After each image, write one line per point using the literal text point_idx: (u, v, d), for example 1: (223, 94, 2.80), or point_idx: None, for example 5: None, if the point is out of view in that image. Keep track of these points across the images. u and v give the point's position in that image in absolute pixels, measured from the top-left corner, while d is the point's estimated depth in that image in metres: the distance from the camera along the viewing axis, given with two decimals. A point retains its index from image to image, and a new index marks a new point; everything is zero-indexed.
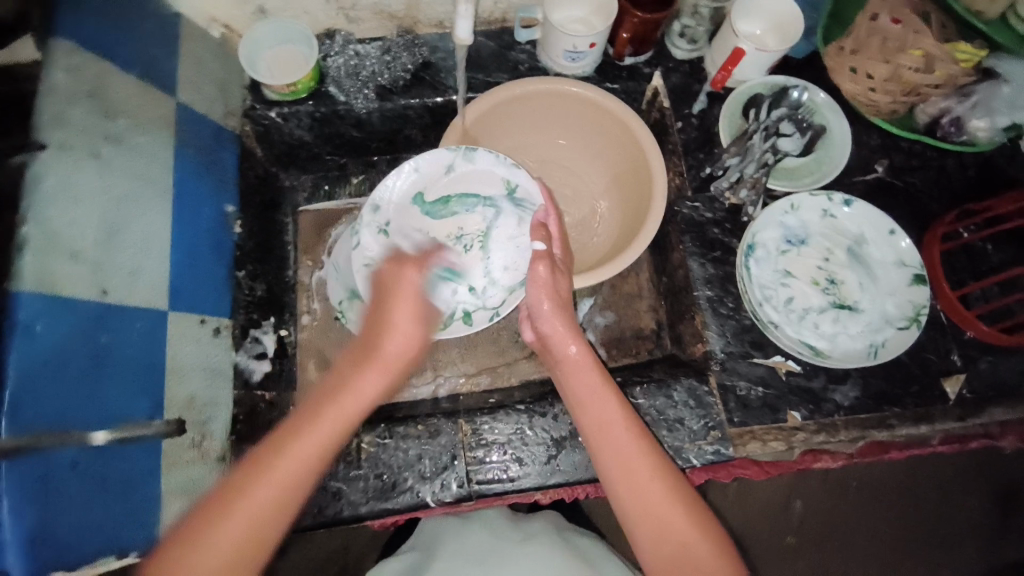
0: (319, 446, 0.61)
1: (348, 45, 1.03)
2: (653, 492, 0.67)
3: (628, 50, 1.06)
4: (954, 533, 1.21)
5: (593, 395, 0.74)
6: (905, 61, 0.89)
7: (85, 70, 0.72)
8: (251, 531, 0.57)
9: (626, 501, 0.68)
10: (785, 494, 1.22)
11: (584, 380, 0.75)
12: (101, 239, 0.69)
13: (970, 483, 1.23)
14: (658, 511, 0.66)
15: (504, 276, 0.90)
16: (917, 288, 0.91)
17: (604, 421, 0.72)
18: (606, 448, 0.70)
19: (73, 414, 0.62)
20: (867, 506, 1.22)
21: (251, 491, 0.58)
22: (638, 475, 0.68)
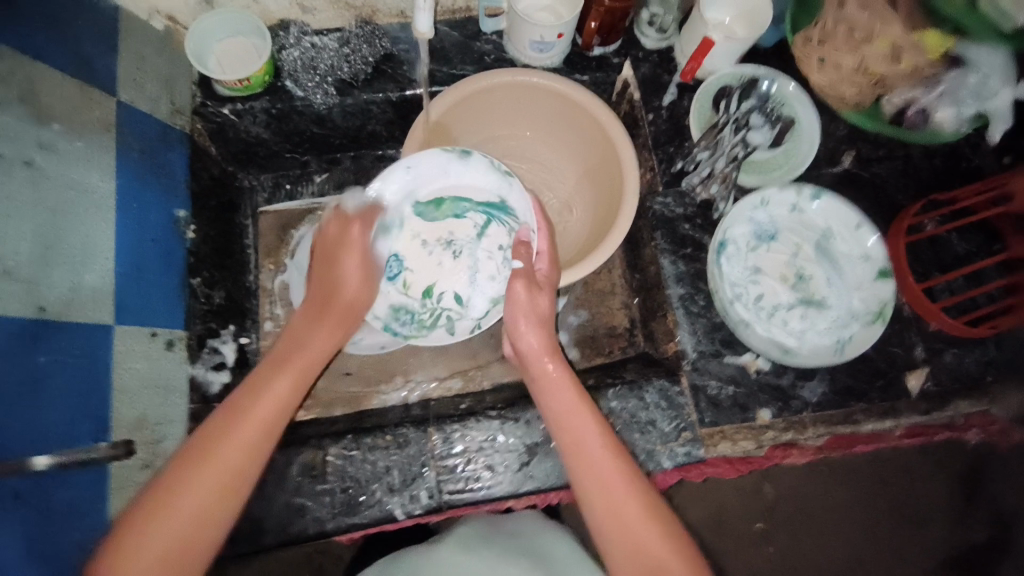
0: (270, 410, 0.64)
1: (303, 36, 0.98)
2: (628, 511, 0.67)
3: (596, 41, 1.04)
4: (921, 514, 1.23)
5: (572, 414, 0.73)
6: (871, 52, 0.89)
7: (14, 69, 0.66)
8: (202, 507, 0.58)
9: (601, 520, 0.68)
10: (757, 480, 1.24)
11: (562, 399, 0.75)
12: (37, 253, 0.64)
13: (937, 465, 1.25)
14: (633, 531, 0.66)
15: (491, 286, 0.86)
16: (882, 283, 0.91)
17: (580, 440, 0.71)
18: (580, 463, 0.70)
19: (12, 442, 0.59)
20: (837, 491, 1.25)
21: (208, 468, 0.59)
22: (614, 493, 0.68)
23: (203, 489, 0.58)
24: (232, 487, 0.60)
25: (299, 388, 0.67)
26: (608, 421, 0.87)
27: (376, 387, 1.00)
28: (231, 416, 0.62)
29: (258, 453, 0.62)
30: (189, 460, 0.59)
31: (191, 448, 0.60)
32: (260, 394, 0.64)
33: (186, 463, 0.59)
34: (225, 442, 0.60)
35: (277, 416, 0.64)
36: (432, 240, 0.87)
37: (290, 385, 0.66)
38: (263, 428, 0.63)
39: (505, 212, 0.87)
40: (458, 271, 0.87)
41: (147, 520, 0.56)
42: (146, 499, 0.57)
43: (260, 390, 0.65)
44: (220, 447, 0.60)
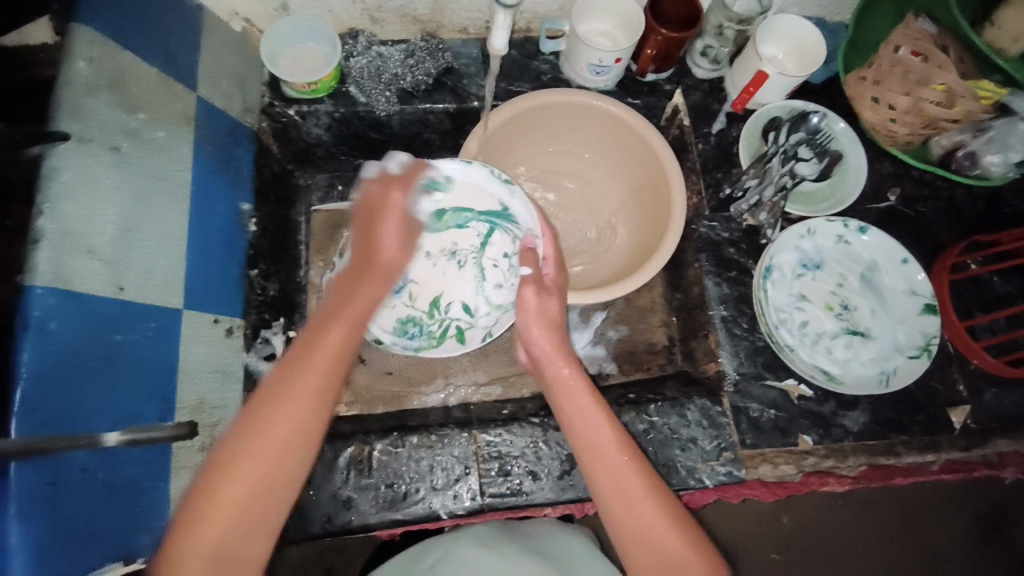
0: (293, 423, 0.59)
1: (371, 46, 1.02)
2: (648, 513, 0.67)
3: (650, 67, 1.06)
4: (940, 554, 1.21)
5: (584, 414, 0.73)
6: (926, 95, 0.91)
7: (105, 60, 0.70)
8: (242, 505, 0.56)
9: (621, 522, 0.67)
10: (774, 509, 1.20)
11: (571, 400, 0.74)
12: (118, 235, 0.67)
13: (958, 504, 1.23)
14: (653, 532, 0.66)
15: (498, 294, 0.77)
16: (928, 317, 0.92)
17: (595, 443, 0.71)
18: (597, 465, 0.70)
19: (84, 418, 0.60)
20: (856, 524, 1.22)
21: (236, 472, 0.57)
22: (632, 497, 0.68)
23: (237, 491, 0.57)
24: (273, 488, 0.58)
25: (328, 387, 0.62)
26: (651, 434, 0.88)
27: (418, 388, 1.02)
28: (256, 424, 0.58)
29: (295, 455, 0.59)
30: (224, 466, 0.57)
31: (217, 458, 0.57)
32: (279, 400, 0.60)
33: (224, 471, 0.57)
34: (248, 453, 0.57)
35: (312, 415, 0.61)
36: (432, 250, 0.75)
37: (315, 388, 0.61)
38: (297, 431, 0.59)
39: (507, 219, 0.78)
40: (462, 281, 0.76)
41: (193, 524, 0.55)
42: (191, 501, 0.56)
43: (285, 391, 0.60)
44: (244, 461, 0.57)
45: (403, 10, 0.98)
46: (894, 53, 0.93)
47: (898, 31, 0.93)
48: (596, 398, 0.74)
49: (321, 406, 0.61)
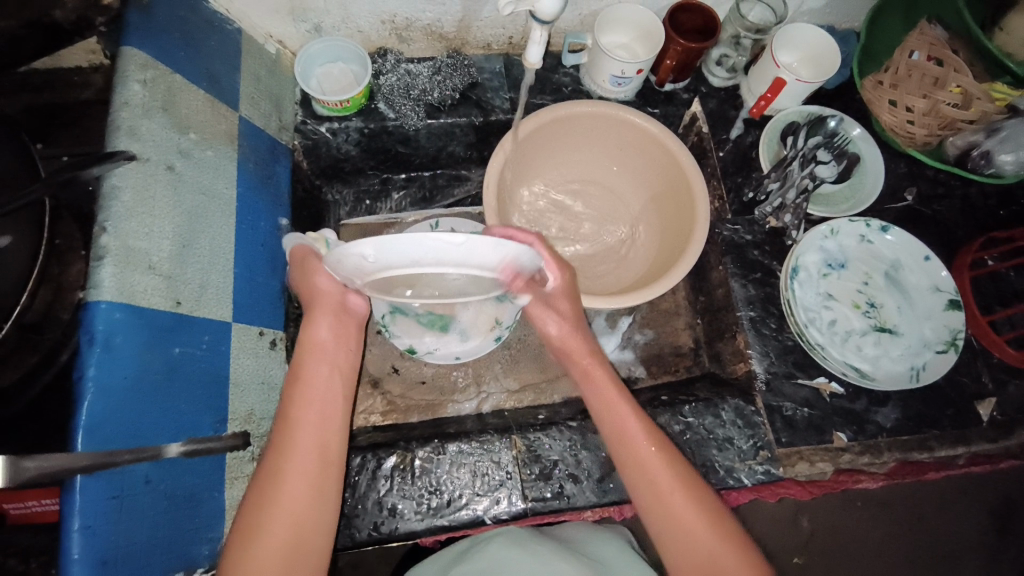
0: (312, 445, 0.69)
1: (399, 63, 1.05)
2: (680, 510, 0.70)
3: (669, 77, 1.09)
4: (956, 550, 1.21)
5: (614, 411, 0.78)
6: (943, 97, 0.95)
7: (158, 81, 0.73)
8: (298, 520, 0.65)
9: (653, 515, 0.71)
10: (794, 512, 1.19)
11: (605, 401, 0.79)
12: (175, 252, 0.69)
13: (971, 499, 1.23)
14: (689, 528, 0.69)
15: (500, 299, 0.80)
16: (952, 313, 0.94)
17: (627, 440, 0.75)
18: (629, 458, 0.74)
19: (146, 429, 0.62)
20: (875, 526, 1.20)
21: (280, 497, 0.65)
22: (665, 491, 0.71)
23: (283, 515, 0.64)
24: (320, 497, 0.67)
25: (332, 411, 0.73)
26: (687, 435, 0.90)
27: (451, 396, 1.03)
28: (283, 453, 0.67)
29: (327, 468, 0.69)
30: (262, 503, 0.64)
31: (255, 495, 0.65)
32: (295, 429, 0.69)
33: (264, 504, 0.64)
34: (288, 475, 0.66)
35: (325, 430, 0.71)
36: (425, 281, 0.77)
37: (321, 413, 0.71)
38: (319, 447, 0.69)
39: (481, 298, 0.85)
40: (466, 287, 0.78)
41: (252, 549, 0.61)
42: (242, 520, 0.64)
43: (298, 416, 0.70)
44: (286, 482, 0.65)
45: (430, 29, 1.01)
46: (910, 58, 0.97)
47: (913, 36, 0.96)
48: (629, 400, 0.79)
49: (329, 424, 0.72)
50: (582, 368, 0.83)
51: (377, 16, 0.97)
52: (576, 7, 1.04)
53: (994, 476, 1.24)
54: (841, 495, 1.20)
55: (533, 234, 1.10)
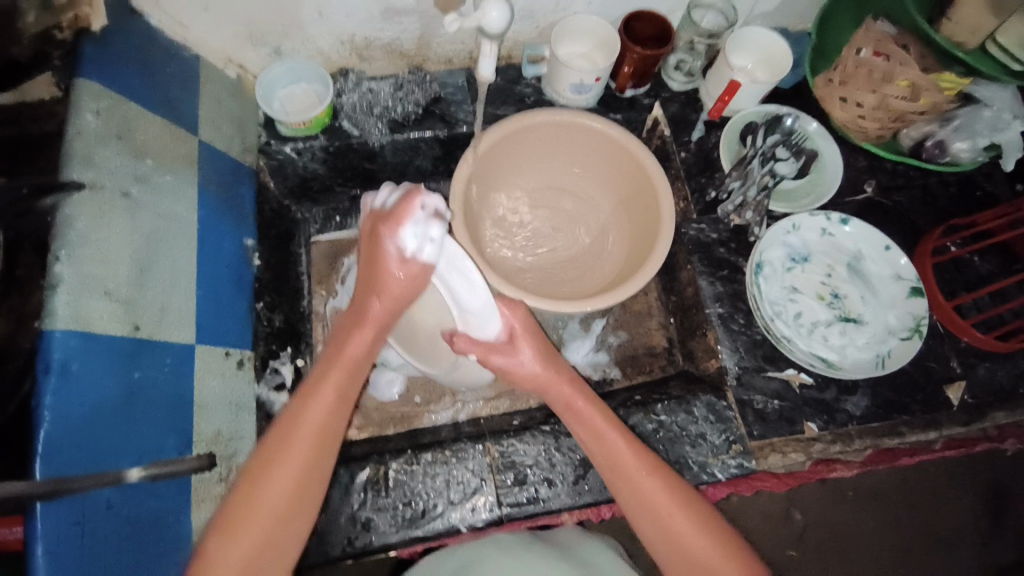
0: (316, 431, 0.64)
1: (361, 82, 1.06)
2: (677, 527, 0.67)
3: (629, 84, 1.12)
4: (953, 536, 1.19)
5: (602, 432, 0.72)
6: (892, 91, 0.97)
7: (113, 110, 0.73)
8: (288, 503, 0.62)
9: (654, 539, 0.68)
10: (784, 505, 1.18)
11: (594, 424, 0.73)
12: (133, 277, 0.69)
13: (964, 483, 1.22)
14: (688, 544, 0.66)
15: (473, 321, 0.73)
16: (915, 299, 0.95)
17: (618, 467, 0.70)
18: (621, 480, 0.70)
19: (107, 454, 0.62)
20: (868, 516, 1.19)
21: (271, 476, 0.62)
22: (663, 514, 0.67)
23: (273, 495, 0.61)
24: (309, 486, 0.64)
25: (352, 388, 0.69)
26: (660, 433, 0.90)
27: (427, 407, 1.03)
28: (291, 427, 0.64)
29: (325, 452, 0.65)
30: (252, 477, 0.62)
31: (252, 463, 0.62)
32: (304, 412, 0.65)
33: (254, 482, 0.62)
34: (271, 472, 0.62)
35: (335, 415, 0.67)
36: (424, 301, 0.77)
37: (341, 390, 0.68)
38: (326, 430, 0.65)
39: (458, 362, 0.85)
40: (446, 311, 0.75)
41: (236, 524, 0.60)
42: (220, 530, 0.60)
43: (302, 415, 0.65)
44: (281, 464, 0.62)
45: (390, 47, 1.03)
46: (857, 55, 1.00)
47: (859, 33, 0.99)
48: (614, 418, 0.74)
49: (346, 404, 0.68)
50: (563, 396, 0.74)
51: (336, 37, 0.99)
52: (531, 20, 1.07)
53: (982, 457, 1.23)
54: (829, 487, 1.20)
55: (502, 243, 1.11)
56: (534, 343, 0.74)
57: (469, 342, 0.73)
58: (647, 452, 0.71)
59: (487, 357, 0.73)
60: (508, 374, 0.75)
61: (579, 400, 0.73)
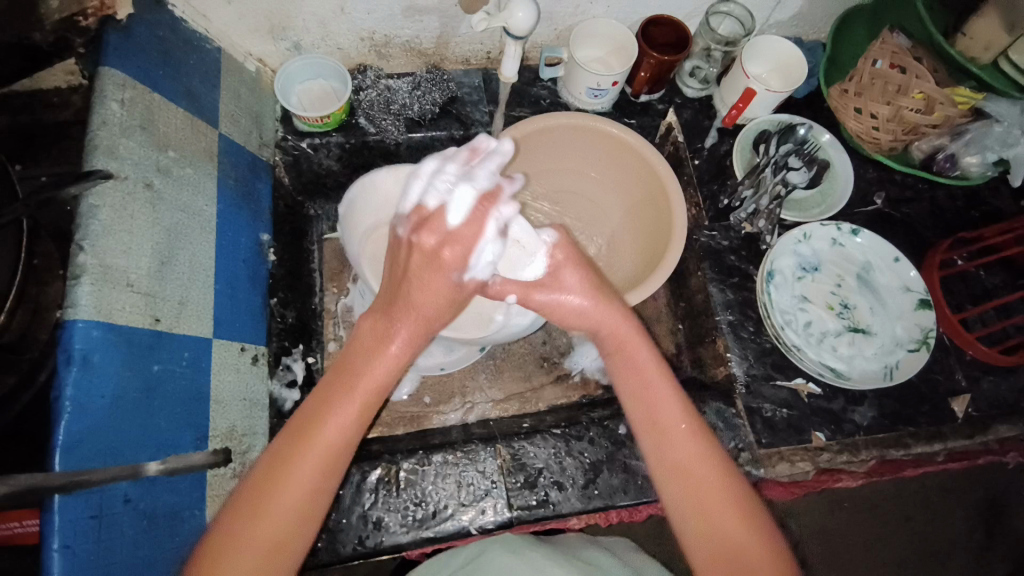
0: (332, 449, 0.58)
1: (379, 79, 1.06)
2: (714, 496, 0.64)
3: (644, 89, 1.12)
4: (947, 549, 1.21)
5: (645, 389, 0.70)
6: (906, 103, 1.00)
7: (136, 100, 0.73)
8: (297, 520, 0.57)
9: (682, 505, 0.65)
10: (782, 514, 1.19)
11: (641, 371, 0.71)
12: (153, 269, 0.69)
13: (959, 498, 1.23)
14: (714, 509, 0.63)
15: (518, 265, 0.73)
16: (923, 312, 0.97)
17: (659, 422, 0.68)
18: (659, 439, 0.67)
19: (126, 446, 0.62)
20: (864, 528, 1.21)
21: (266, 518, 0.56)
22: (692, 475, 0.65)
23: (267, 540, 0.56)
24: (304, 525, 0.58)
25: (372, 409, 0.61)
26: None
27: (436, 407, 1.04)
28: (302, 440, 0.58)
29: (338, 469, 0.59)
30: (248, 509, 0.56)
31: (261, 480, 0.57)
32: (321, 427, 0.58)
33: (255, 504, 0.56)
34: (283, 485, 0.56)
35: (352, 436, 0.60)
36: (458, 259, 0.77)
37: (362, 409, 0.60)
38: (333, 458, 0.58)
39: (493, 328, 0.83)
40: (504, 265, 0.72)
41: (227, 555, 0.55)
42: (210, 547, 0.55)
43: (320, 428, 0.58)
44: (275, 502, 0.56)
45: (408, 45, 1.03)
46: (873, 66, 1.03)
47: (875, 45, 1.02)
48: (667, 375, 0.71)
49: (354, 441, 0.60)
50: (616, 336, 0.72)
51: (356, 34, 0.99)
52: (551, 23, 1.07)
53: (980, 469, 1.24)
54: (828, 496, 1.21)
55: None
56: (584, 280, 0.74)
57: (505, 285, 0.71)
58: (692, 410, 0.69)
59: (528, 295, 0.72)
60: (559, 315, 0.73)
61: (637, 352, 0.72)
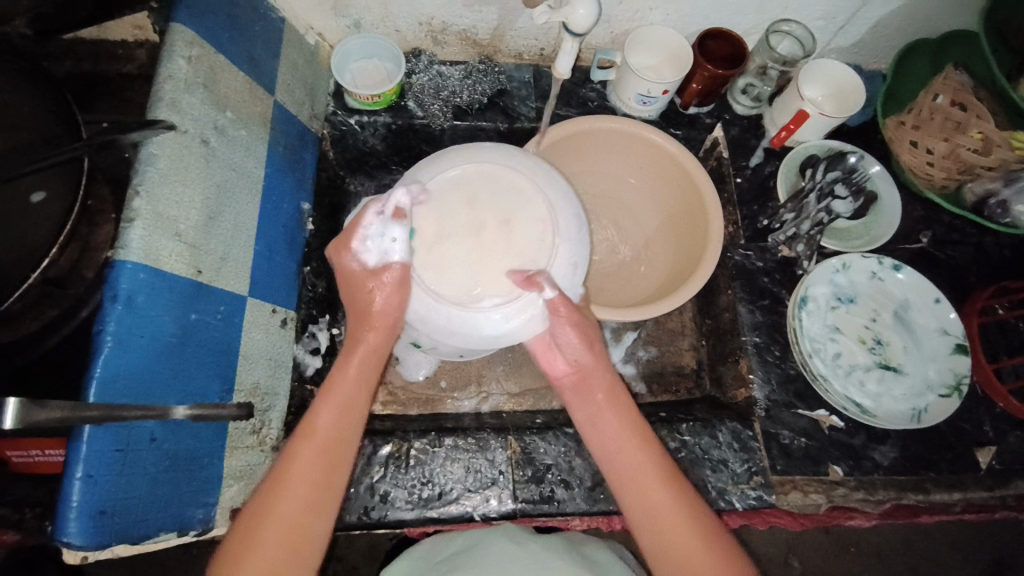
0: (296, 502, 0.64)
1: (432, 65, 1.08)
2: (688, 548, 0.67)
3: (693, 101, 1.11)
4: None
5: (620, 446, 0.73)
6: (962, 141, 0.99)
7: (202, 59, 0.75)
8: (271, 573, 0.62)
9: (652, 546, 0.69)
10: (784, 549, 1.17)
11: (613, 433, 0.74)
12: (201, 222, 0.71)
13: (973, 556, 1.19)
14: (689, 560, 0.67)
15: (575, 274, 0.74)
16: (958, 357, 0.94)
17: (634, 479, 0.71)
18: (633, 497, 0.71)
19: (157, 388, 0.64)
20: (869, 575, 1.17)
21: (261, 534, 0.62)
22: (656, 519, 0.69)
23: None
24: (311, 510, 0.65)
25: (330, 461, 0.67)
26: (682, 453, 0.90)
27: (450, 393, 1.05)
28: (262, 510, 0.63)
29: (304, 528, 0.64)
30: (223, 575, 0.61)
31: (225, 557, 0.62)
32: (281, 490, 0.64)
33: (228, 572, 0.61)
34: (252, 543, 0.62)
35: (314, 485, 0.66)
36: (509, 238, 0.71)
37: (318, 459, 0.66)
38: (304, 502, 0.65)
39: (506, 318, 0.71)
40: (556, 259, 0.72)
41: None
42: None
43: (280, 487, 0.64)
44: (278, 504, 0.63)
45: (464, 34, 1.04)
46: (933, 101, 1.02)
47: (938, 80, 1.02)
48: (643, 431, 0.74)
49: (326, 481, 0.66)
50: (599, 386, 0.76)
51: (416, 18, 1.00)
52: (607, 26, 1.07)
53: (998, 525, 1.20)
54: (835, 536, 1.18)
55: None
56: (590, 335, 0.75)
57: (551, 283, 0.70)
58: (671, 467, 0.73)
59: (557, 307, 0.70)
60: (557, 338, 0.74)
61: (600, 395, 0.76)
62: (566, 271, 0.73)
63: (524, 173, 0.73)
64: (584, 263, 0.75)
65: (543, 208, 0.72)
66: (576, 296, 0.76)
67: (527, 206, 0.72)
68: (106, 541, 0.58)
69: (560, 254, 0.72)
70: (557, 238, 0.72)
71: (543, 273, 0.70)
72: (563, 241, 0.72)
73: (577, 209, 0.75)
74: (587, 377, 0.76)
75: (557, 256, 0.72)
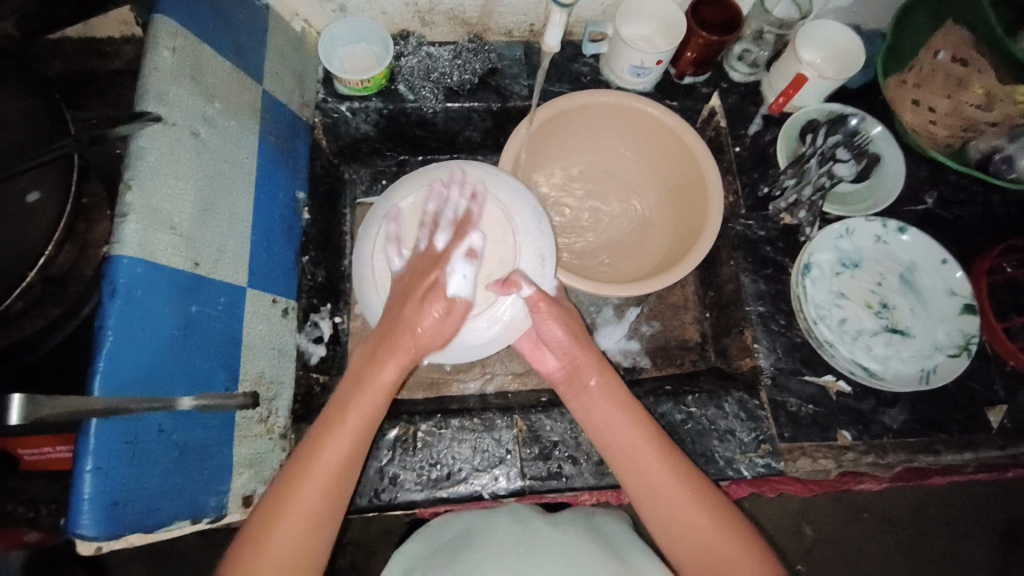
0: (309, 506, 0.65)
1: (421, 46, 1.06)
2: (693, 519, 0.68)
3: (689, 70, 1.09)
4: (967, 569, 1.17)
5: (618, 425, 0.73)
6: (966, 98, 0.97)
7: (187, 50, 0.74)
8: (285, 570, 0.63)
9: (659, 521, 0.69)
10: (796, 519, 1.17)
11: (609, 413, 0.74)
12: (195, 216, 0.71)
13: (986, 518, 1.18)
14: (696, 530, 0.68)
15: (545, 267, 0.77)
16: (967, 317, 0.93)
17: (633, 457, 0.72)
18: (633, 478, 0.71)
19: (162, 380, 0.65)
20: (881, 540, 1.17)
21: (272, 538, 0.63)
22: (658, 493, 0.70)
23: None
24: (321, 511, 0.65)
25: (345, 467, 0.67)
26: (688, 425, 0.90)
27: (455, 375, 1.05)
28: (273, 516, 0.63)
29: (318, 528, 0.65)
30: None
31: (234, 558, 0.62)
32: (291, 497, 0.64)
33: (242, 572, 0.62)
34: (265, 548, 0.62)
35: (330, 489, 0.66)
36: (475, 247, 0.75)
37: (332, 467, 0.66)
38: (315, 509, 0.65)
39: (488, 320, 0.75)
40: (523, 259, 0.76)
41: None
42: None
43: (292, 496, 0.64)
44: (306, 478, 0.65)
45: (452, 13, 1.03)
46: (933, 57, 0.99)
47: (937, 36, 0.99)
48: (635, 408, 0.75)
49: (340, 482, 0.67)
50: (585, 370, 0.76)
51: None
52: None
53: (1012, 483, 1.20)
54: (846, 503, 1.18)
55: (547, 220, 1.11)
56: (569, 323, 0.76)
57: (525, 280, 0.73)
58: (670, 446, 0.72)
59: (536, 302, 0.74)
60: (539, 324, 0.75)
61: (591, 382, 0.76)
62: (535, 268, 0.76)
63: (478, 184, 0.77)
64: (553, 255, 0.78)
65: (500, 211, 0.76)
66: (552, 286, 0.79)
67: (486, 213, 0.76)
68: (121, 530, 0.59)
69: (524, 253, 0.76)
70: (518, 235, 0.76)
71: (514, 274, 0.74)
72: (527, 240, 0.76)
73: (533, 204, 0.79)
74: (574, 361, 0.77)
75: (523, 255, 0.76)
